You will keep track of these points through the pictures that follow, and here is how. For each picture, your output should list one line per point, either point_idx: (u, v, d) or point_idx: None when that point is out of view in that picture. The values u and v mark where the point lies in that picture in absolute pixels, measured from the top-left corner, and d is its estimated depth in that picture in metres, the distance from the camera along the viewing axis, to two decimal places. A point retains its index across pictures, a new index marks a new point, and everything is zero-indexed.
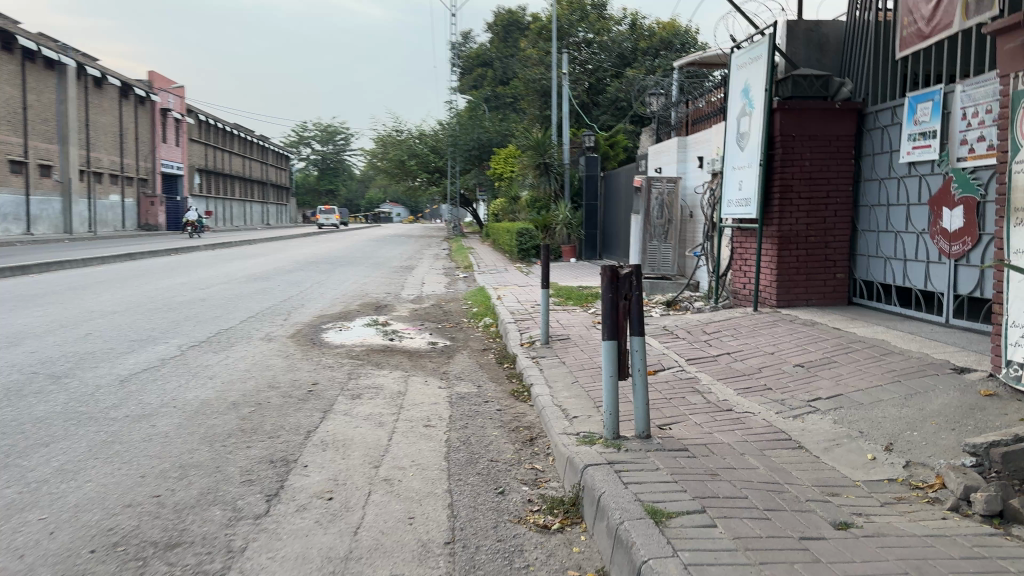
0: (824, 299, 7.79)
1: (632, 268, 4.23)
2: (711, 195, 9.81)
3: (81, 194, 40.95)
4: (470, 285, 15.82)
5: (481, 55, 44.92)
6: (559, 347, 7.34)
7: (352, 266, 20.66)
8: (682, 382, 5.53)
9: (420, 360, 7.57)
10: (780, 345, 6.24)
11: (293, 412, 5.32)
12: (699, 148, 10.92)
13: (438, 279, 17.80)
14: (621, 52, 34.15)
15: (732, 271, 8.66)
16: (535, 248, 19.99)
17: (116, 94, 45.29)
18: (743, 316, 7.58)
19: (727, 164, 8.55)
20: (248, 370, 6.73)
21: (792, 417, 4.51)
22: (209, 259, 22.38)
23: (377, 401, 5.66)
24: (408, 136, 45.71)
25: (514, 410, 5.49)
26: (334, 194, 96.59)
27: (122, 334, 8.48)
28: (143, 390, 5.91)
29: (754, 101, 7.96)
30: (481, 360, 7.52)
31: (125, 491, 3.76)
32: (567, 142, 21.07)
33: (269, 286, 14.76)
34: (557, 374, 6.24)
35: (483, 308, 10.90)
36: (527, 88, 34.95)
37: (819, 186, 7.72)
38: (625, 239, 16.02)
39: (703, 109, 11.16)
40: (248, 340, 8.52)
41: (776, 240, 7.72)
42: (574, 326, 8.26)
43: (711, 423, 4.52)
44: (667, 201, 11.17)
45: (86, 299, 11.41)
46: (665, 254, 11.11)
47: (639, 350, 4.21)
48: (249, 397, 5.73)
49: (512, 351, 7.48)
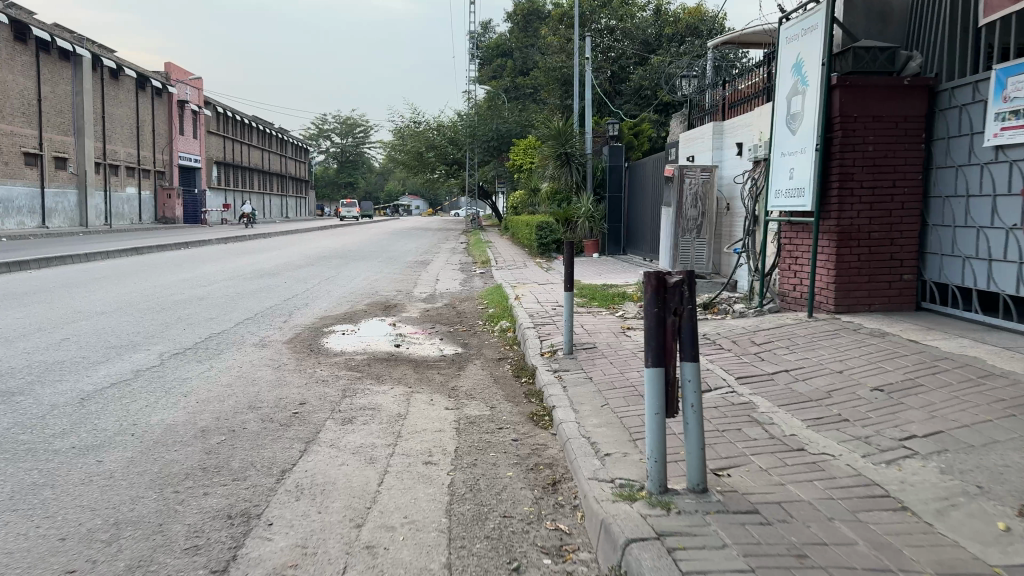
0: (888, 304, 6.83)
1: (684, 274, 3.31)
2: (752, 185, 8.86)
3: (98, 187, 40.55)
4: (487, 282, 14.92)
5: (501, 45, 43.99)
6: (585, 359, 6.44)
7: (366, 261, 19.84)
8: (734, 409, 4.61)
9: (429, 372, 6.71)
10: (848, 360, 5.31)
11: (270, 443, 4.46)
12: (737, 135, 9.97)
13: (454, 275, 16.93)
14: (645, 39, 33.07)
15: (780, 270, 7.70)
16: (556, 243, 19.14)
17: (133, 85, 44.87)
18: (796, 323, 6.63)
19: (775, 149, 7.58)
20: (230, 386, 5.89)
21: (885, 464, 3.58)
22: (219, 253, 21.66)
23: (372, 429, 4.80)
24: (426, 127, 44.87)
25: (532, 441, 4.61)
26: (353, 186, 96.22)
27: (101, 340, 7.66)
28: (101, 412, 5.06)
29: (808, 77, 6.98)
30: (497, 372, 6.64)
31: (31, 563, 2.91)
32: (590, 131, 20.08)
33: (275, 283, 13.96)
34: (583, 393, 5.34)
35: (500, 310, 10.02)
36: (548, 77, 33.99)
37: (883, 175, 6.73)
38: (653, 233, 15.01)
39: (743, 90, 10.14)
40: (239, 347, 7.70)
41: (833, 236, 6.76)
42: (601, 333, 7.34)
43: (782, 470, 3.61)
44: (702, 192, 10.16)
45: (75, 298, 10.64)
46: (698, 251, 10.18)
47: (694, 379, 3.30)
48: (223, 422, 4.87)
49: (531, 362, 6.60)
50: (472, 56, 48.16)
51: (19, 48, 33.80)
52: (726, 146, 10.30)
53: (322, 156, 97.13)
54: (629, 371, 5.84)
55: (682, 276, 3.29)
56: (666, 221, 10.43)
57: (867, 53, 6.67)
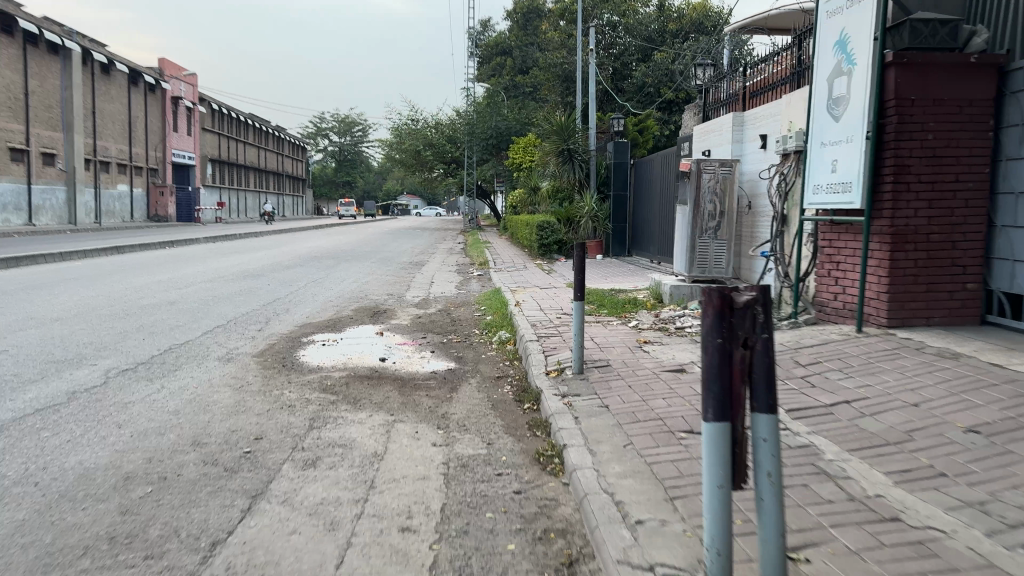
0: (949, 318, 5.90)
1: (756, 291, 2.37)
2: (781, 182, 7.96)
3: (87, 184, 39.55)
4: (485, 285, 13.97)
5: (500, 42, 43.05)
6: (598, 381, 5.48)
7: (358, 262, 18.89)
8: (793, 457, 3.66)
9: (415, 393, 5.75)
10: (922, 390, 4.36)
11: (205, 500, 3.51)
12: (761, 126, 9.03)
13: (450, 277, 15.97)
14: (648, 34, 32.14)
15: (819, 277, 6.78)
16: (558, 243, 18.19)
17: (124, 80, 43.87)
18: (844, 341, 5.69)
19: (812, 139, 6.66)
20: (175, 416, 4.92)
21: (1023, 548, 2.64)
22: (206, 253, 20.68)
23: (338, 476, 3.84)
24: (424, 125, 43.94)
25: (539, 494, 3.66)
26: (351, 185, 95.28)
27: (41, 353, 6.70)
28: (7, 452, 4.11)
29: (854, 56, 6.04)
30: (494, 395, 5.67)
31: None
32: (594, 127, 19.12)
33: (256, 285, 12.98)
34: (599, 427, 4.38)
35: (499, 318, 9.05)
36: (548, 73, 33.06)
37: (944, 168, 5.81)
38: (661, 235, 14.02)
39: (767, 77, 9.18)
40: (201, 362, 6.73)
41: (887, 238, 5.83)
42: (614, 348, 6.39)
43: (881, 556, 2.67)
44: (721, 188, 9.20)
45: (31, 302, 9.66)
46: (717, 254, 9.22)
47: (771, 437, 2.37)
48: (154, 468, 3.91)
49: (535, 383, 5.62)
50: (471, 52, 47.20)
51: (5, 40, 32.80)
52: (748, 139, 9.40)
53: (319, 155, 96.08)
54: (652, 397, 4.88)
55: (754, 293, 2.36)
56: (681, 220, 9.47)
57: (925, 26, 5.74)
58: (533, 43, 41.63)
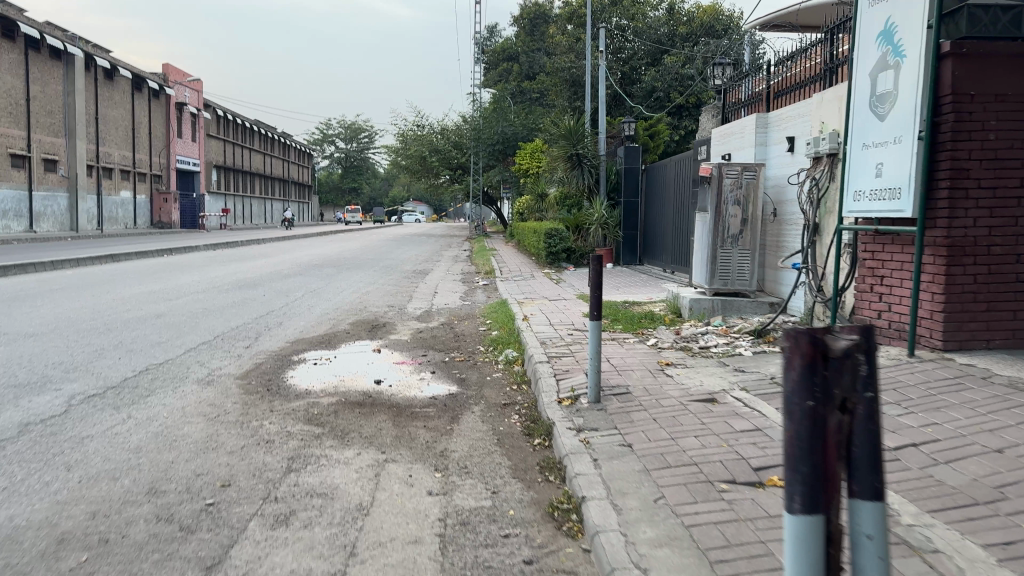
0: (1012, 340, 5.28)
1: (857, 333, 1.76)
2: (813, 187, 7.35)
3: (89, 191, 39.16)
4: (491, 296, 13.34)
5: (507, 48, 42.59)
6: (617, 411, 4.83)
7: (359, 270, 18.28)
8: None
9: (411, 424, 5.10)
10: (1002, 433, 3.73)
11: (148, 573, 2.89)
12: (788, 127, 8.40)
13: (455, 287, 15.35)
14: (657, 38, 31.54)
15: (860, 293, 6.15)
16: (567, 251, 17.53)
17: (127, 86, 43.51)
18: (896, 367, 5.05)
19: (852, 140, 6.03)
20: (135, 457, 4.29)
21: None
22: (204, 260, 20.11)
23: (313, 539, 3.21)
24: (430, 131, 43.43)
25: (554, 564, 3.02)
26: (358, 192, 94.94)
27: (3, 376, 6.09)
28: None
29: (904, 47, 5.39)
30: (500, 426, 5.02)
31: None
32: (604, 131, 18.48)
33: (251, 296, 12.38)
34: (622, 473, 3.74)
35: (505, 334, 8.40)
36: (556, 77, 32.49)
37: (1006, 172, 5.19)
38: (676, 244, 13.38)
39: (793, 75, 8.55)
40: (177, 386, 6.12)
41: (943, 251, 5.19)
42: (634, 372, 5.74)
43: None
44: (745, 194, 8.57)
45: (6, 315, 9.06)
46: (741, 265, 8.56)
47: (878, 533, 1.75)
48: (95, 529, 3.29)
49: (545, 414, 4.98)
50: (478, 58, 46.70)
51: (6, 45, 32.42)
52: (773, 141, 8.78)
53: (325, 161, 95.75)
54: (682, 434, 4.24)
55: (855, 337, 1.75)
56: (701, 229, 8.82)
57: (985, 13, 5.07)
58: (540, 48, 41.12)
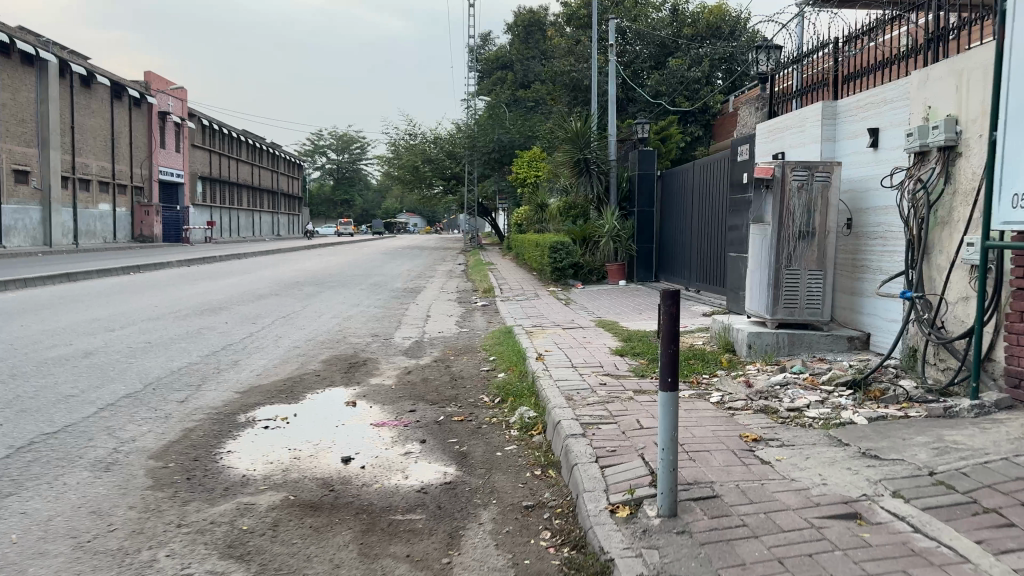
0: None
1: None
2: (918, 190, 5.67)
3: (64, 203, 37.31)
4: (492, 321, 11.56)
5: (501, 56, 41.10)
6: (712, 541, 3.06)
7: (345, 289, 16.47)
8: None
9: (386, 553, 3.31)
10: None
11: None
12: (868, 116, 6.77)
13: (451, 308, 13.60)
14: (661, 40, 30.06)
15: (1017, 339, 4.52)
16: (574, 267, 15.79)
17: (106, 94, 41.71)
18: None
19: (1008, 124, 4.34)
20: None
21: None
22: (173, 278, 18.23)
23: None
24: (423, 140, 41.82)
25: None
26: (350, 204, 93.27)
27: None
28: None
29: None
30: (524, 558, 3.24)
31: None
32: (614, 134, 16.75)
33: (211, 324, 10.54)
34: None
35: (515, 380, 6.61)
36: (555, 82, 30.93)
37: None
38: (704, 260, 11.59)
39: (874, 51, 6.86)
40: (57, 476, 4.31)
41: None
42: (713, 458, 3.97)
43: None
44: (818, 200, 6.80)
45: None
46: (811, 288, 6.82)
47: None
48: None
49: (597, 539, 3.21)
50: (472, 65, 45.12)
51: None
52: (849, 134, 7.09)
53: (316, 172, 94.12)
54: None
55: None
56: (758, 244, 7.07)
57: None
58: (536, 56, 39.67)
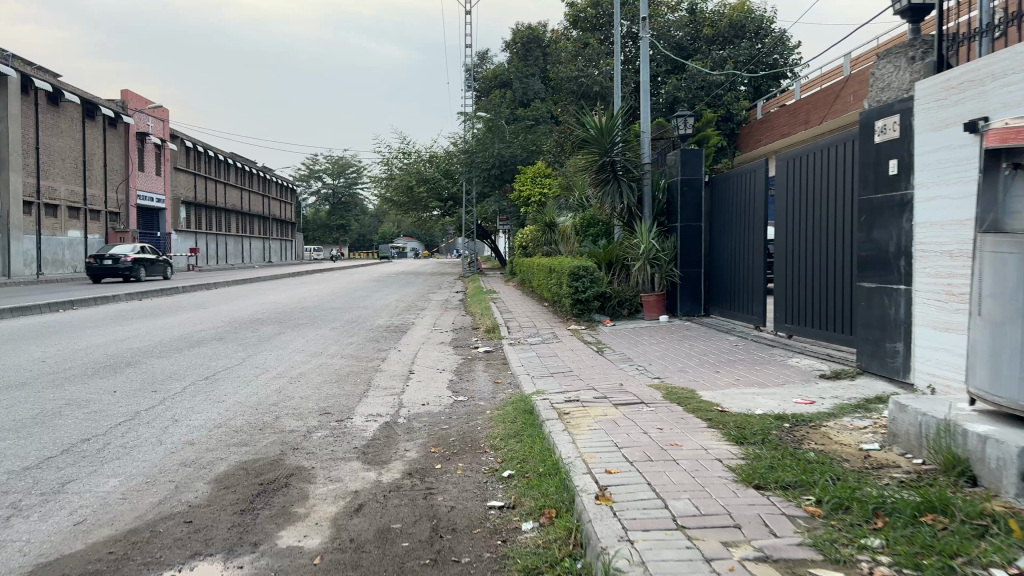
0: None
1: None
2: None
3: (27, 230, 33.92)
4: (499, 383, 8.12)
5: (500, 72, 37.91)
6: None
7: (313, 330, 13.04)
8: None
9: None
10: None
11: None
12: None
13: (444, 357, 10.19)
14: (678, 42, 27.06)
15: None
16: (600, 298, 12.43)
17: (77, 112, 38.41)
18: None
19: None
20: None
21: None
22: (103, 317, 14.73)
23: None
24: (418, 159, 38.71)
25: None
26: (345, 229, 90.29)
27: None
28: None
29: None
30: None
31: None
32: (647, 130, 13.46)
33: (85, 397, 7.09)
34: None
35: (565, 557, 3.23)
36: (562, 89, 27.80)
37: None
38: (794, 290, 8.21)
39: None
40: None
41: None
42: None
43: None
44: None
45: None
46: None
47: None
48: None
49: None
50: (470, 81, 42.12)
51: None
52: None
53: (310, 198, 90.98)
54: None
55: None
56: (1009, 274, 3.72)
57: None
58: (537, 72, 36.65)
